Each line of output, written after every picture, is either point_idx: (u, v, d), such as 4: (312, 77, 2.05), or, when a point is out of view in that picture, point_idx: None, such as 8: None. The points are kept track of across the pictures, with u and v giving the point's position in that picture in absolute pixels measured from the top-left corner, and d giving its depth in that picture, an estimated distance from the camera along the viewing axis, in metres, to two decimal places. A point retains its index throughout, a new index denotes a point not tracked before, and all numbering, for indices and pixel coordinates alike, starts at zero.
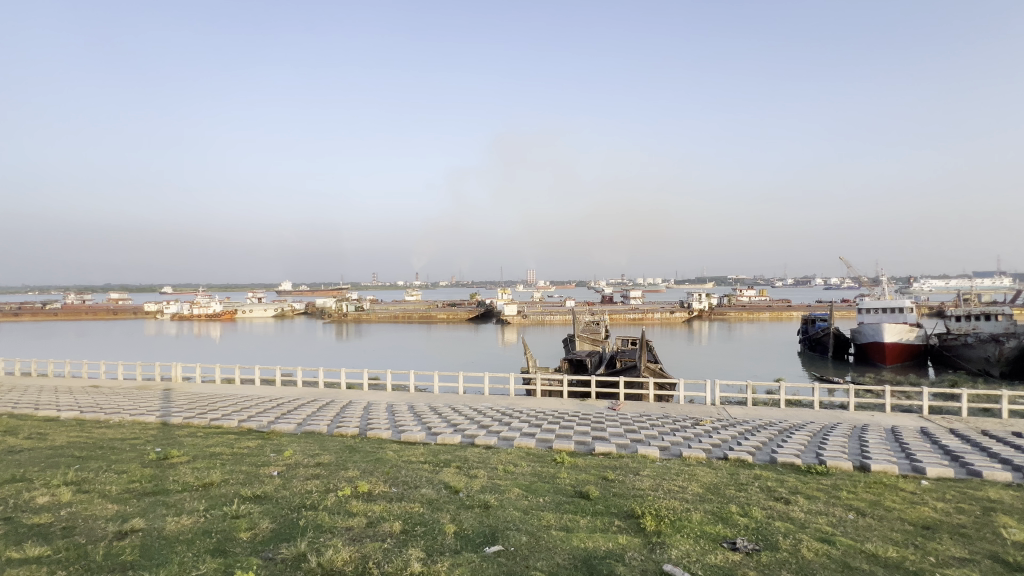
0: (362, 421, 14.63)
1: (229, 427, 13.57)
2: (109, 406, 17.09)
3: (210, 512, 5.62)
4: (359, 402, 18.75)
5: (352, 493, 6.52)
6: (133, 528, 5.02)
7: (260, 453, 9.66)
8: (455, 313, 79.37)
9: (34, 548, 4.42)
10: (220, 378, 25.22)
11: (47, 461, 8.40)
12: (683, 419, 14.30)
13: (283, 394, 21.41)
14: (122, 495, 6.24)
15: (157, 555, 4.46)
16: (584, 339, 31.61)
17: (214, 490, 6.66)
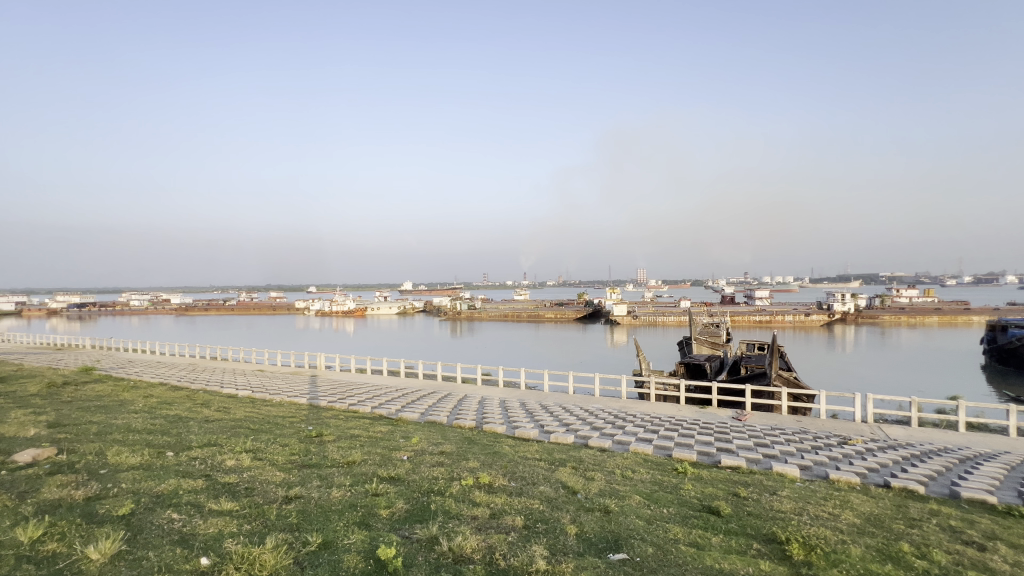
0: (478, 415, 15.30)
1: (364, 412, 15.17)
2: (272, 388, 20.17)
3: (354, 488, 6.28)
4: (474, 397, 19.69)
5: (474, 483, 6.80)
6: (295, 495, 5.77)
7: (391, 438, 10.61)
8: (563, 313, 79.31)
9: (228, 503, 5.32)
10: (355, 367, 28.32)
11: (232, 431, 10.15)
12: (827, 436, 12.52)
13: (407, 385, 23.33)
14: (285, 465, 7.27)
15: (316, 521, 5.07)
16: (703, 343, 29.50)
17: (356, 467, 7.44)
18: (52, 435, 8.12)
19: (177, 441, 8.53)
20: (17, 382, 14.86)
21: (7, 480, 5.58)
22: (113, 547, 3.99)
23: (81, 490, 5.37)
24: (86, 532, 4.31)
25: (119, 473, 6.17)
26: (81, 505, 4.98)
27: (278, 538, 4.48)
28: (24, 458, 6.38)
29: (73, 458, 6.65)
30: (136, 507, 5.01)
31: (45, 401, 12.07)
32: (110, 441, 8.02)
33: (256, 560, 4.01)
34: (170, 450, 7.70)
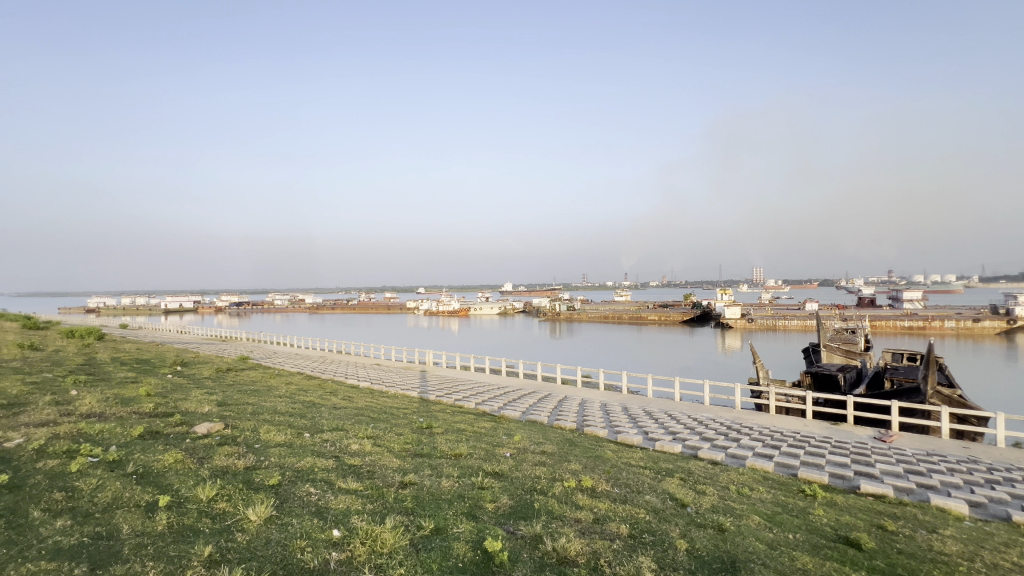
0: (578, 417, 15.15)
1: (468, 408, 15.91)
2: (388, 381, 22.02)
3: (462, 479, 6.59)
4: (574, 398, 19.57)
5: (576, 486, 6.73)
6: (409, 481, 6.22)
7: (494, 434, 10.97)
8: (667, 316, 75.13)
9: (354, 483, 5.91)
10: (460, 363, 29.74)
11: (355, 418, 11.27)
12: (1007, 468, 10.27)
13: (509, 383, 23.92)
14: (400, 453, 7.87)
15: (429, 507, 5.40)
16: (834, 350, 26.05)
17: (463, 460, 7.82)
18: (220, 412, 9.72)
19: (312, 424, 9.70)
20: (195, 366, 18.02)
21: (190, 446, 6.79)
22: (266, 512, 4.64)
23: (242, 460, 6.34)
24: (246, 496, 5.07)
25: (269, 448, 7.17)
26: (242, 473, 5.88)
27: (396, 519, 4.86)
28: (201, 430, 7.71)
29: (235, 432, 7.88)
30: (282, 479, 5.78)
31: (214, 383, 14.48)
32: (261, 420, 9.37)
33: (377, 538, 4.39)
34: (307, 431, 8.77)
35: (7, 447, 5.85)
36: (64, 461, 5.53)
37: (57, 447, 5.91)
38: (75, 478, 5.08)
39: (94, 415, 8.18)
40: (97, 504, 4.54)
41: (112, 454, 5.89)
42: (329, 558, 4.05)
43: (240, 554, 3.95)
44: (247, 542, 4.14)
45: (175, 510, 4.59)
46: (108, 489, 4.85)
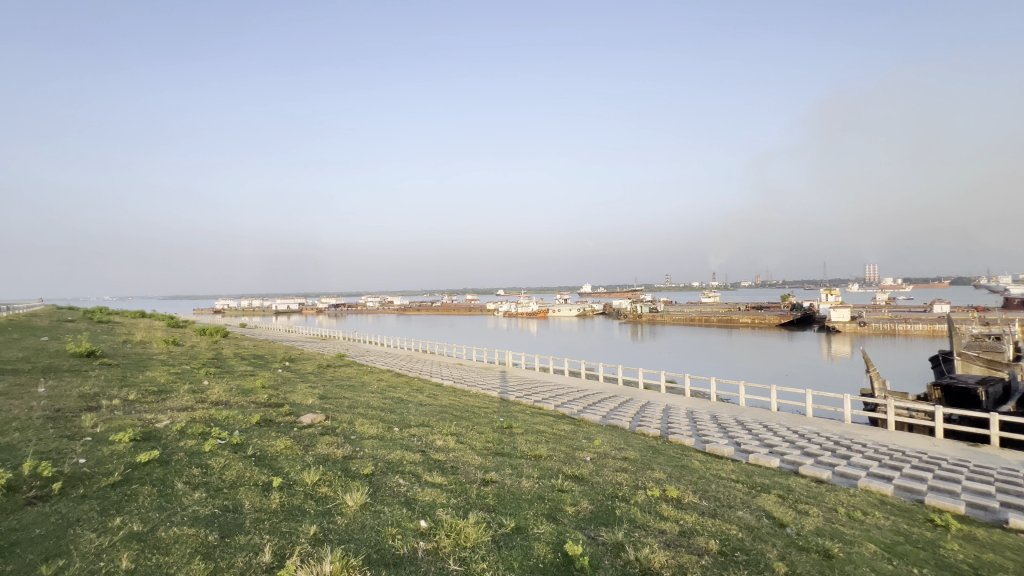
0: (663, 423, 14.56)
1: (548, 410, 15.95)
2: (470, 380, 22.78)
3: (542, 481, 6.62)
4: (658, 404, 18.82)
5: (661, 495, 6.47)
6: (490, 479, 6.37)
7: (574, 437, 10.88)
8: (762, 318, 69.16)
9: (439, 477, 6.19)
10: (539, 365, 29.87)
11: (439, 415, 11.79)
12: None
13: (589, 386, 23.58)
14: (482, 451, 8.09)
15: (510, 506, 5.50)
16: (972, 360, 22.44)
17: (543, 461, 7.84)
18: (321, 405, 10.66)
19: (401, 419, 10.30)
20: (301, 362, 19.96)
21: (297, 434, 7.53)
22: (361, 499, 5.02)
23: (340, 449, 6.91)
24: (344, 483, 5.53)
25: (363, 440, 7.74)
26: (341, 461, 6.41)
27: (479, 515, 5.01)
28: (306, 420, 8.52)
29: (335, 423, 8.61)
30: (375, 469, 6.21)
31: (316, 378, 15.93)
32: (356, 413, 10.13)
33: (461, 532, 4.56)
34: (396, 426, 9.34)
35: (157, 427, 6.91)
36: (199, 442, 6.40)
37: (194, 429, 6.86)
38: (208, 457, 5.86)
39: (221, 403, 9.38)
40: (225, 481, 5.21)
41: (235, 437, 6.72)
42: (417, 547, 4.28)
43: (339, 535, 4.31)
44: (345, 525, 4.51)
45: (286, 491, 5.13)
46: (233, 468, 5.55)
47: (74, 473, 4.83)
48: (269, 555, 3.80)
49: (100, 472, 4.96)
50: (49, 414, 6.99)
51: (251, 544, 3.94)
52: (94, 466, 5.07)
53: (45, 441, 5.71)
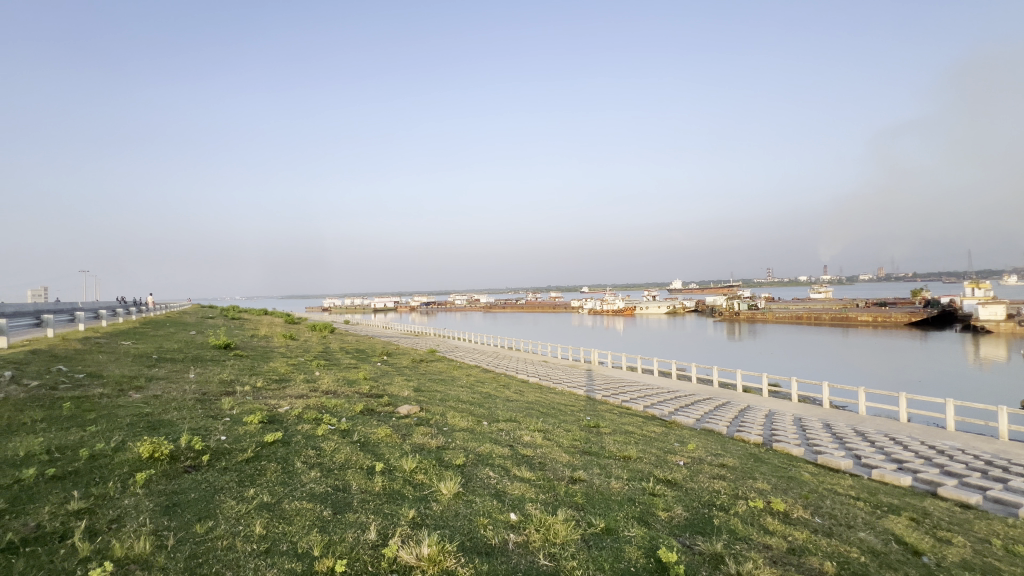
0: (766, 430, 13.39)
1: (637, 410, 15.46)
2: (555, 378, 22.79)
3: (632, 483, 6.44)
4: (761, 409, 17.38)
5: (765, 507, 5.96)
6: (578, 477, 6.33)
7: (665, 440, 10.44)
8: (887, 317, 60.76)
9: (527, 472, 6.27)
10: (626, 364, 29.03)
11: (526, 411, 11.95)
12: None
13: (680, 388, 22.45)
14: (569, 449, 8.07)
15: (599, 506, 5.42)
16: None
17: (632, 463, 7.62)
18: (416, 397, 11.32)
19: (489, 413, 10.60)
20: (397, 356, 21.38)
21: (395, 424, 8.08)
22: (454, 488, 5.26)
23: (434, 440, 7.29)
24: (439, 471, 5.83)
25: (455, 432, 8.10)
26: (435, 451, 6.76)
27: (568, 512, 5.01)
28: (403, 411, 9.11)
29: (428, 415, 9.09)
30: (466, 460, 6.47)
31: (411, 372, 16.96)
32: (448, 406, 10.62)
33: (551, 528, 4.58)
34: (485, 420, 9.64)
35: (279, 411, 7.81)
36: (314, 427, 7.14)
37: (309, 415, 7.65)
38: (321, 440, 6.52)
39: (330, 393, 10.35)
40: (336, 462, 5.75)
41: (343, 424, 7.39)
42: (508, 539, 4.38)
43: (436, 521, 4.55)
44: (441, 512, 4.75)
45: (387, 476, 5.53)
46: (342, 452, 6.10)
47: (218, 448, 5.62)
48: (374, 533, 4.12)
49: (237, 448, 5.72)
50: (198, 397, 8.24)
51: (359, 522, 4.30)
52: (233, 443, 5.86)
53: (196, 419, 6.71)
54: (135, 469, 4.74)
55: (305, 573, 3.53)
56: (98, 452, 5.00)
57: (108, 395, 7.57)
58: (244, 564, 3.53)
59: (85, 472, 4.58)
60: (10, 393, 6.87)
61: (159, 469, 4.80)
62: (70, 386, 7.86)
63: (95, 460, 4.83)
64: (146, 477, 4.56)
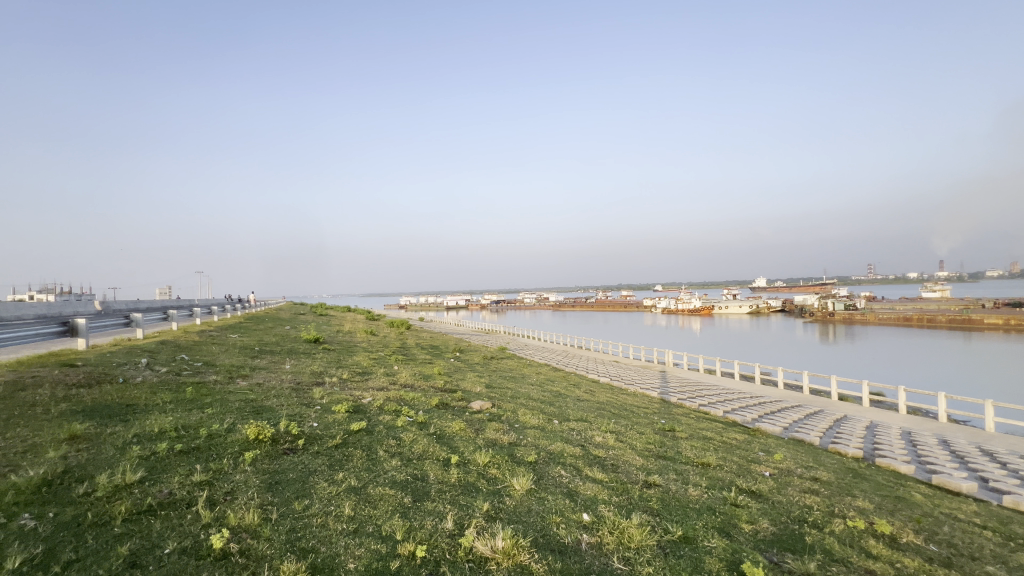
0: (867, 443, 12.11)
1: (715, 415, 14.67)
2: (627, 378, 22.22)
3: (711, 491, 6.14)
4: (860, 420, 15.74)
5: (867, 529, 5.39)
6: (653, 481, 6.13)
7: (748, 448, 9.81)
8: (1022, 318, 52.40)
9: (599, 474, 6.18)
10: (703, 365, 27.61)
11: (597, 411, 11.78)
12: None
13: (765, 393, 20.95)
14: (643, 452, 7.84)
15: (676, 513, 5.21)
16: None
17: (712, 471, 7.24)
18: (487, 393, 11.58)
19: (559, 412, 10.60)
20: (469, 353, 22.00)
21: (469, 418, 8.34)
22: (527, 484, 5.32)
23: (506, 436, 7.42)
24: (511, 467, 5.94)
25: (526, 429, 8.20)
26: (507, 447, 6.89)
27: (643, 516, 4.88)
28: (476, 406, 9.37)
29: (500, 411, 9.27)
30: (538, 458, 6.52)
31: (483, 368, 17.37)
32: (519, 403, 10.77)
33: (624, 531, 4.48)
34: (555, 418, 9.65)
35: (363, 402, 8.36)
36: (394, 418, 7.57)
37: (389, 407, 8.13)
38: (400, 431, 6.89)
39: (408, 386, 10.87)
40: (414, 452, 6.05)
41: (420, 417, 7.74)
42: (581, 539, 4.36)
43: (509, 515, 4.63)
44: (514, 506, 4.83)
45: (462, 468, 5.73)
46: (420, 443, 6.39)
47: (311, 434, 6.14)
48: (451, 522, 4.29)
49: (328, 435, 6.22)
50: (294, 386, 9.05)
51: (436, 511, 4.50)
52: (324, 430, 6.38)
53: (292, 406, 7.39)
54: (244, 448, 5.32)
55: (390, 554, 3.77)
56: (214, 431, 5.67)
57: (221, 382, 8.54)
58: (336, 541, 3.83)
59: (204, 448, 5.21)
60: (146, 377, 8.00)
61: (263, 450, 5.35)
62: (190, 373, 8.99)
63: (212, 439, 5.48)
64: (253, 456, 5.10)
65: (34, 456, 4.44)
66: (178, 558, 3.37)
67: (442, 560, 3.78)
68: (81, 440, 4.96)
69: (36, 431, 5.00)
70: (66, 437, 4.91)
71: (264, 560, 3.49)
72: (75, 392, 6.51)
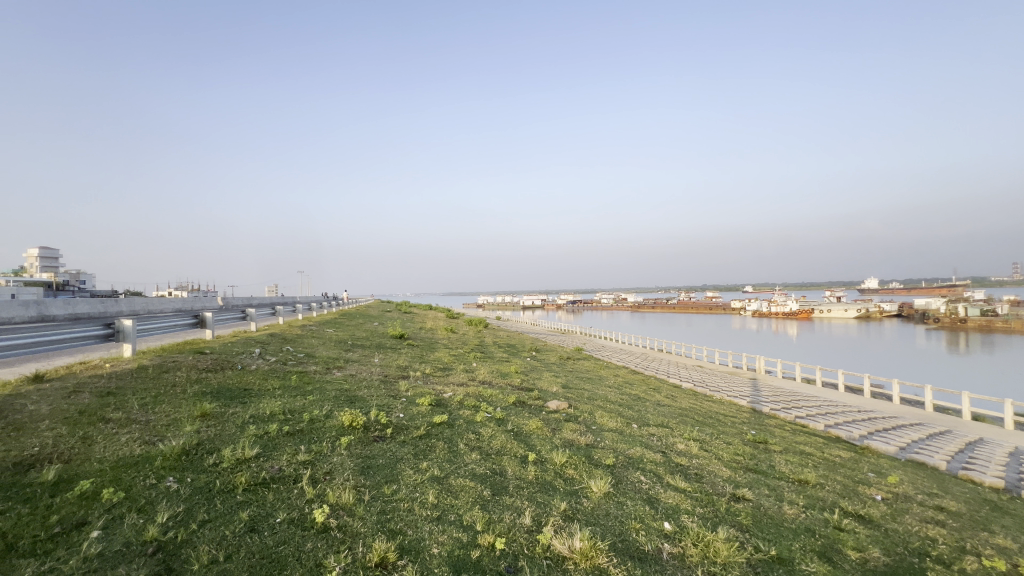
0: (1009, 472, 10.36)
1: (814, 429, 13.40)
2: (712, 385, 20.95)
3: (810, 511, 5.62)
4: (1000, 444, 13.50)
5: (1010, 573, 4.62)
6: (742, 495, 5.73)
7: (855, 467, 8.83)
8: None
9: (681, 482, 5.91)
10: (801, 374, 25.25)
11: (679, 417, 11.26)
12: None
13: (875, 407, 18.68)
14: (730, 463, 7.36)
15: (768, 531, 4.84)
16: None
17: (811, 489, 6.62)
18: (564, 393, 11.58)
19: (638, 416, 10.30)
20: (545, 353, 22.05)
21: (546, 417, 8.37)
22: (605, 487, 5.24)
23: (583, 437, 7.36)
24: (589, 469, 5.87)
25: (604, 431, 8.06)
26: (585, 448, 6.82)
27: (730, 530, 4.60)
28: (553, 406, 9.39)
29: (577, 412, 9.21)
30: (616, 461, 6.39)
31: (559, 368, 17.33)
32: (596, 405, 10.61)
33: (710, 545, 4.25)
34: (634, 422, 9.37)
35: (444, 396, 8.73)
36: (473, 413, 7.81)
37: (469, 402, 8.42)
38: (480, 426, 7.10)
39: (485, 383, 11.18)
40: (492, 448, 6.21)
41: (499, 413, 7.92)
42: (662, 548, 4.21)
43: (587, 517, 4.60)
44: (591, 508, 4.78)
45: (540, 466, 5.78)
46: (498, 439, 6.54)
47: (398, 424, 6.54)
48: (529, 518, 4.35)
49: (412, 426, 6.57)
50: (382, 379, 9.69)
51: (514, 506, 4.59)
52: (409, 421, 6.76)
53: (381, 397, 7.93)
54: (340, 433, 5.81)
55: (471, 543, 3.91)
56: (315, 417, 6.25)
57: (321, 373, 9.38)
58: (421, 526, 4.05)
59: (307, 431, 5.76)
60: (259, 365, 9.02)
61: (357, 436, 5.80)
62: (295, 363, 9.99)
63: (313, 423, 6.05)
64: (348, 441, 5.55)
65: (175, 429, 5.20)
66: (289, 528, 3.77)
67: (520, 555, 3.85)
68: (209, 417, 5.71)
69: (177, 407, 5.85)
70: (199, 414, 5.69)
71: (358, 537, 3.79)
72: (204, 375, 7.51)
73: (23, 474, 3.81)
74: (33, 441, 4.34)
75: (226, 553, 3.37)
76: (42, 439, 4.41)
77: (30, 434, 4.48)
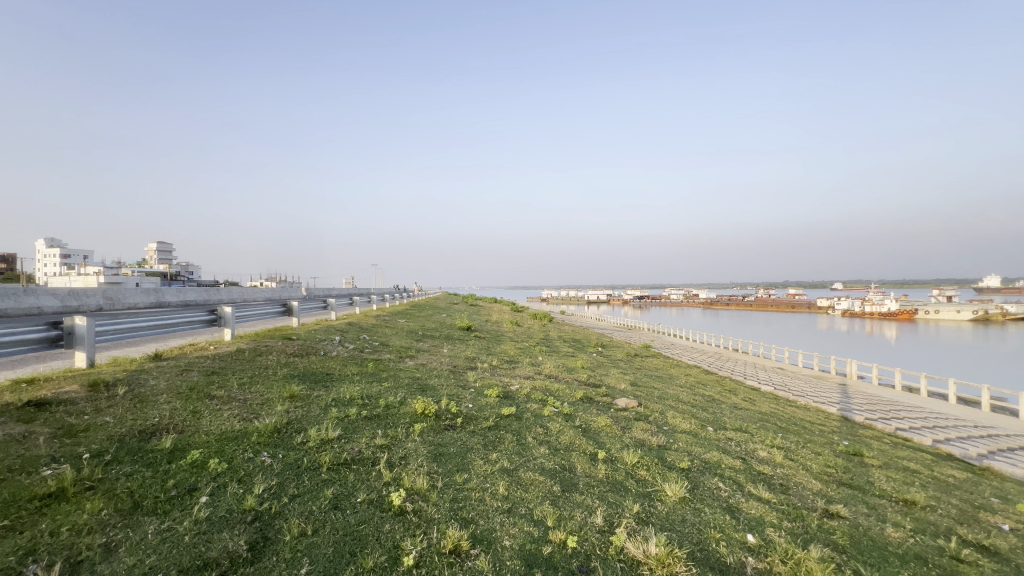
0: None
1: (917, 443, 11.98)
2: (794, 389, 19.41)
3: (919, 536, 4.99)
4: None
5: None
6: (836, 511, 5.22)
7: (974, 491, 7.73)
8: None
9: (766, 493, 5.47)
10: (902, 382, 22.64)
11: (759, 422, 10.53)
12: None
13: (996, 423, 16.31)
14: (821, 475, 6.75)
15: (870, 554, 4.37)
16: None
17: (920, 511, 5.89)
18: (633, 391, 11.25)
19: (714, 419, 9.76)
20: (611, 349, 21.49)
21: (615, 416, 8.14)
22: (680, 492, 4.97)
23: (655, 437, 7.09)
24: (663, 471, 5.62)
25: (677, 433, 7.71)
26: (657, 450, 6.54)
27: (824, 549, 4.20)
28: (621, 403, 9.14)
29: (647, 411, 8.90)
30: (691, 465, 6.06)
31: (627, 365, 16.89)
32: (667, 405, 10.16)
33: (801, 562, 3.93)
34: (710, 425, 8.91)
35: (511, 389, 8.79)
36: (541, 407, 7.80)
37: (536, 395, 8.40)
38: (547, 420, 7.07)
39: (552, 377, 11.14)
40: (561, 443, 6.13)
41: (565, 408, 7.81)
42: (745, 562, 3.94)
43: (661, 522, 4.40)
44: (666, 513, 4.57)
45: (610, 465, 5.63)
46: (567, 435, 6.44)
47: (467, 414, 6.64)
48: (601, 518, 4.24)
49: (481, 417, 6.66)
50: (452, 369, 9.93)
51: (585, 504, 4.50)
52: (478, 412, 6.85)
53: (451, 387, 8.11)
54: (414, 420, 6.02)
55: (542, 539, 3.87)
56: (390, 403, 6.52)
57: (395, 361, 9.83)
58: (493, 517, 4.08)
59: (383, 416, 6.04)
60: (339, 352, 9.62)
61: (429, 424, 5.97)
62: (371, 350, 10.53)
63: (389, 409, 6.32)
64: (421, 428, 5.74)
65: (268, 408, 5.64)
66: (369, 508, 3.95)
67: (593, 555, 3.76)
68: (297, 399, 6.14)
69: (269, 389, 6.35)
70: (288, 396, 6.14)
71: (433, 522, 3.88)
72: (292, 359, 8.12)
73: (147, 441, 4.30)
74: (154, 412, 4.90)
75: (313, 527, 3.60)
76: (161, 411, 4.95)
77: (152, 406, 5.05)
